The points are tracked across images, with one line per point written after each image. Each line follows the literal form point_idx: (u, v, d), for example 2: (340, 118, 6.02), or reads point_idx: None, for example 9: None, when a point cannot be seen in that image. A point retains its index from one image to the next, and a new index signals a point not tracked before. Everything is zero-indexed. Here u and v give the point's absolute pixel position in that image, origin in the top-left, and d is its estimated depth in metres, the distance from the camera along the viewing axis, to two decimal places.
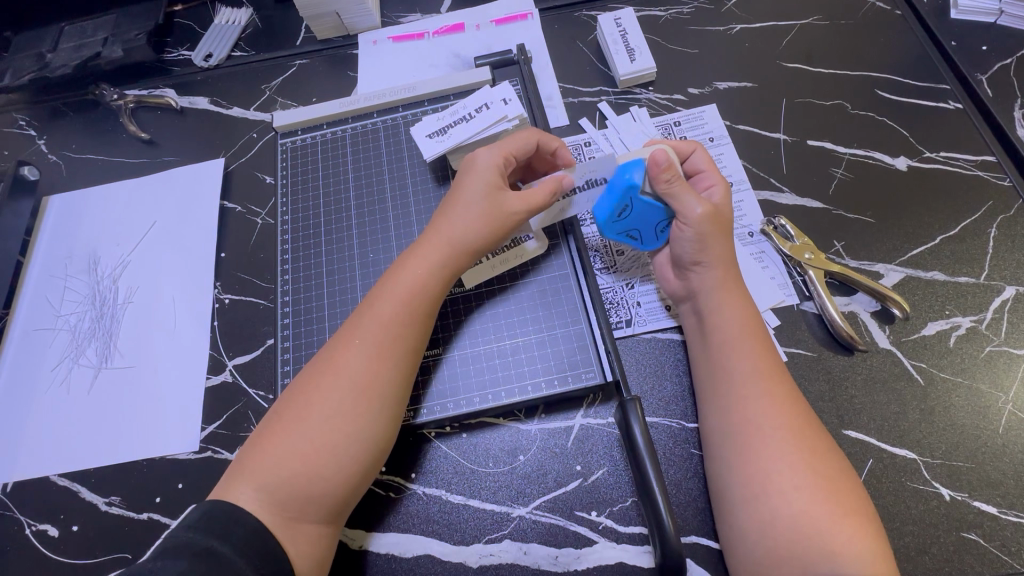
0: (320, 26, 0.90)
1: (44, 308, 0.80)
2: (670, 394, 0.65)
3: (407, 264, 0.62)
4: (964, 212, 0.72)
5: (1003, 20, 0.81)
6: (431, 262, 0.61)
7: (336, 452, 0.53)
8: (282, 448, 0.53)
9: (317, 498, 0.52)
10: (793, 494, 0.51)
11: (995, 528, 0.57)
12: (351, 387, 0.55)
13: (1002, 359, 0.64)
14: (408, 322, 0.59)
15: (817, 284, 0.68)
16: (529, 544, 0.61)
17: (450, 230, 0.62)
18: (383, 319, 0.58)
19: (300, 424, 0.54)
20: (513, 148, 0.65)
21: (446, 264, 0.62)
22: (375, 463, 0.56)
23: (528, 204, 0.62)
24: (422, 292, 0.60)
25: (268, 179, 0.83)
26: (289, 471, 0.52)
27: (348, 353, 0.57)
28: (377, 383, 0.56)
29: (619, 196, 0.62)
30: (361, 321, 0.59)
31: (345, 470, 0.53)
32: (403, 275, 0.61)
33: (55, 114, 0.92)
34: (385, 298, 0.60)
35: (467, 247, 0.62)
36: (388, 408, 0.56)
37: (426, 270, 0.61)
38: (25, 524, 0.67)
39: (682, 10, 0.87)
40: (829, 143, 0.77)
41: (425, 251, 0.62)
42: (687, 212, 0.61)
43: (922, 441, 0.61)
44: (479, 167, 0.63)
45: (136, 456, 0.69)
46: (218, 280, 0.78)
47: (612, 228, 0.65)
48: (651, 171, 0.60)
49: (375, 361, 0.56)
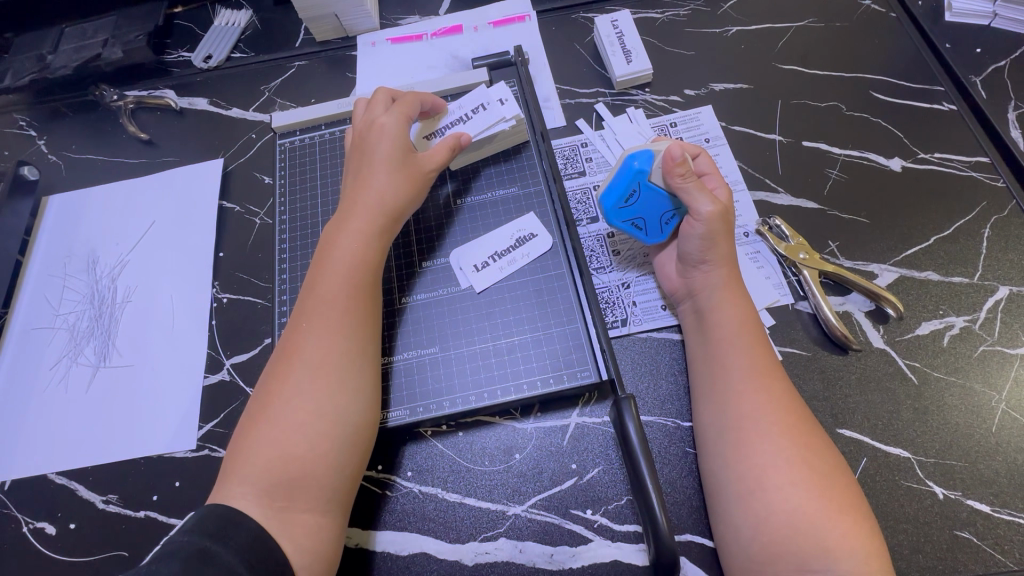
0: (320, 28, 0.90)
1: (43, 307, 0.80)
2: (666, 393, 0.66)
3: (339, 239, 0.63)
4: (958, 213, 0.72)
5: (998, 23, 0.82)
6: (366, 233, 0.63)
7: (305, 432, 0.54)
8: (257, 441, 0.54)
9: (305, 483, 0.53)
10: (789, 489, 0.51)
11: (988, 526, 0.58)
12: (306, 369, 0.56)
13: (995, 359, 0.64)
14: (355, 297, 0.60)
15: (812, 284, 0.68)
16: (525, 543, 0.61)
17: (373, 193, 0.64)
18: (328, 298, 0.59)
19: (268, 415, 0.55)
20: (412, 111, 0.69)
21: (378, 230, 0.63)
22: (355, 438, 0.56)
23: (438, 162, 0.68)
24: (363, 264, 0.62)
25: (266, 179, 0.84)
26: (266, 459, 0.53)
27: (301, 338, 0.58)
28: (330, 360, 0.57)
29: (628, 182, 0.65)
30: (308, 306, 0.60)
31: (321, 448, 0.54)
32: (337, 250, 0.62)
33: (55, 115, 0.92)
34: (328, 277, 0.61)
35: (392, 206, 0.64)
36: (346, 380, 0.57)
37: (360, 240, 0.62)
38: (23, 522, 0.68)
39: (679, 12, 0.88)
40: (824, 144, 0.77)
41: (355, 223, 0.63)
42: (699, 208, 0.62)
43: (915, 439, 0.61)
44: (390, 133, 0.66)
45: (134, 454, 0.70)
46: (216, 280, 0.78)
47: (617, 214, 0.66)
48: (664, 161, 0.62)
49: (327, 340, 0.57)
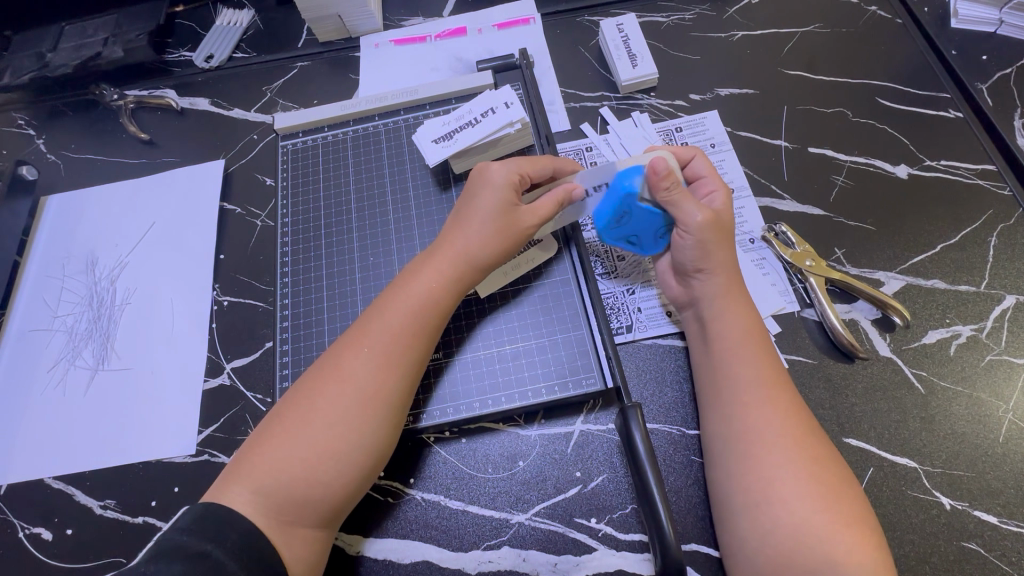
0: (322, 29, 0.89)
1: (42, 309, 0.79)
2: (671, 400, 0.65)
3: (420, 275, 0.61)
4: (965, 221, 0.72)
5: (1004, 30, 0.81)
6: (443, 274, 0.61)
7: (339, 461, 0.53)
8: (285, 454, 0.53)
9: (316, 501, 0.52)
10: (795, 502, 0.51)
11: (996, 537, 0.57)
12: (354, 398, 0.55)
13: (1002, 368, 0.64)
14: (416, 335, 0.58)
15: (818, 291, 0.67)
16: (528, 551, 0.60)
17: (468, 245, 0.62)
18: (391, 329, 0.58)
19: (299, 430, 0.53)
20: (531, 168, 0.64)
21: (460, 279, 0.62)
22: (376, 470, 0.56)
23: (541, 218, 0.62)
24: (432, 303, 0.60)
25: (268, 180, 0.83)
26: (289, 475, 0.52)
27: (356, 360, 0.56)
28: (382, 398, 0.55)
29: (617, 203, 0.63)
30: (368, 326, 0.59)
31: (343, 479, 0.53)
32: (415, 285, 0.61)
33: (54, 114, 0.91)
34: (397, 307, 0.59)
35: (478, 259, 0.62)
36: (392, 419, 0.56)
37: (438, 281, 0.61)
38: (18, 527, 0.67)
39: (684, 17, 0.87)
40: (830, 150, 0.77)
41: (439, 265, 0.62)
42: (688, 220, 0.61)
43: (922, 449, 0.61)
44: (495, 184, 0.63)
45: (132, 458, 0.69)
46: (217, 282, 0.78)
47: (608, 233, 0.67)
48: (650, 178, 0.61)
49: (384, 375, 0.56)
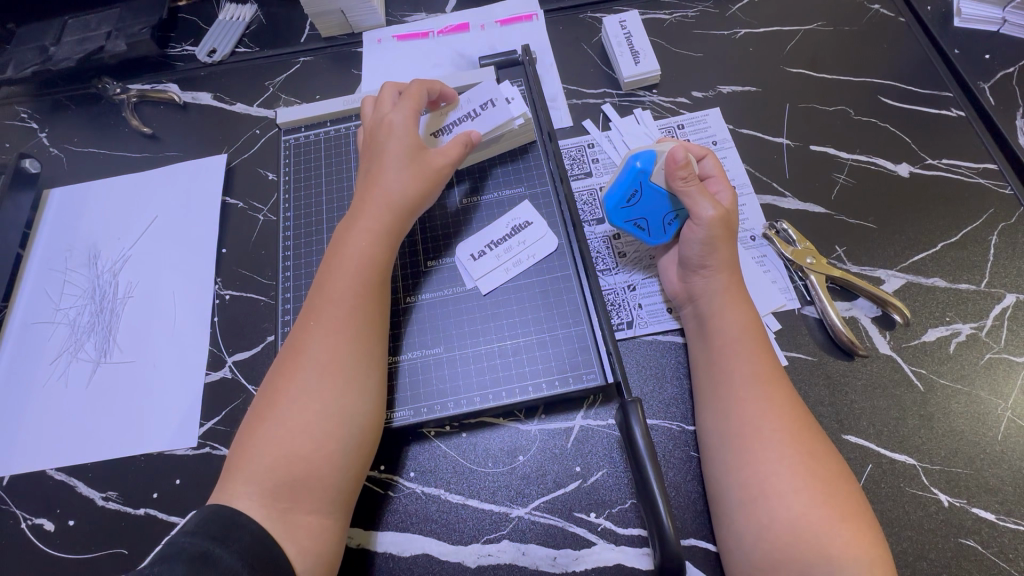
0: (326, 24, 0.90)
1: (43, 301, 0.80)
2: (671, 396, 0.65)
3: (351, 236, 0.62)
4: (965, 220, 0.72)
5: (1007, 29, 0.81)
6: (376, 230, 0.62)
7: (312, 431, 0.53)
8: (264, 440, 0.53)
9: (308, 481, 0.52)
10: (792, 497, 0.51)
11: (993, 534, 0.58)
12: (313, 369, 0.56)
13: (1001, 367, 0.64)
14: (364, 295, 0.59)
15: (818, 289, 0.68)
16: (528, 545, 0.60)
17: (385, 190, 0.63)
18: (336, 297, 0.59)
19: (273, 414, 0.54)
20: (421, 103, 0.67)
21: (390, 230, 0.63)
22: (359, 438, 0.55)
23: (450, 158, 0.66)
24: (373, 260, 0.61)
25: (270, 175, 0.83)
26: (271, 458, 0.52)
27: (309, 336, 0.57)
28: (339, 360, 0.56)
29: (631, 182, 0.65)
30: (315, 304, 0.59)
31: (323, 448, 0.53)
32: (347, 249, 0.61)
33: (57, 108, 0.92)
34: (337, 275, 0.60)
35: (402, 205, 0.63)
36: (354, 381, 0.56)
37: (371, 239, 0.62)
38: (21, 518, 0.67)
39: (687, 14, 0.87)
40: (831, 148, 0.77)
41: (366, 222, 0.62)
42: (700, 213, 0.62)
43: (920, 446, 0.61)
44: (399, 130, 0.65)
45: (133, 451, 0.69)
46: (219, 276, 0.78)
47: (620, 213, 0.66)
48: (666, 164, 0.62)
49: (337, 338, 0.57)
